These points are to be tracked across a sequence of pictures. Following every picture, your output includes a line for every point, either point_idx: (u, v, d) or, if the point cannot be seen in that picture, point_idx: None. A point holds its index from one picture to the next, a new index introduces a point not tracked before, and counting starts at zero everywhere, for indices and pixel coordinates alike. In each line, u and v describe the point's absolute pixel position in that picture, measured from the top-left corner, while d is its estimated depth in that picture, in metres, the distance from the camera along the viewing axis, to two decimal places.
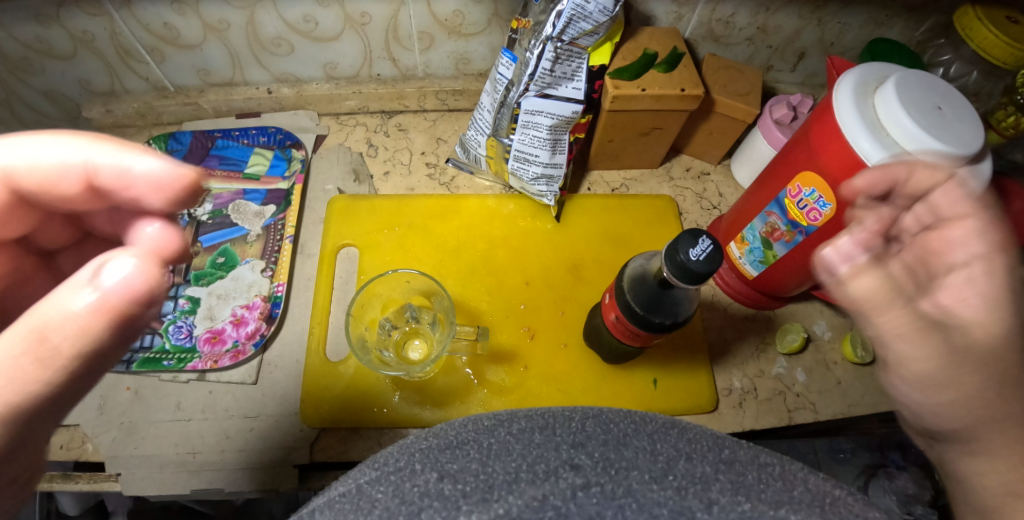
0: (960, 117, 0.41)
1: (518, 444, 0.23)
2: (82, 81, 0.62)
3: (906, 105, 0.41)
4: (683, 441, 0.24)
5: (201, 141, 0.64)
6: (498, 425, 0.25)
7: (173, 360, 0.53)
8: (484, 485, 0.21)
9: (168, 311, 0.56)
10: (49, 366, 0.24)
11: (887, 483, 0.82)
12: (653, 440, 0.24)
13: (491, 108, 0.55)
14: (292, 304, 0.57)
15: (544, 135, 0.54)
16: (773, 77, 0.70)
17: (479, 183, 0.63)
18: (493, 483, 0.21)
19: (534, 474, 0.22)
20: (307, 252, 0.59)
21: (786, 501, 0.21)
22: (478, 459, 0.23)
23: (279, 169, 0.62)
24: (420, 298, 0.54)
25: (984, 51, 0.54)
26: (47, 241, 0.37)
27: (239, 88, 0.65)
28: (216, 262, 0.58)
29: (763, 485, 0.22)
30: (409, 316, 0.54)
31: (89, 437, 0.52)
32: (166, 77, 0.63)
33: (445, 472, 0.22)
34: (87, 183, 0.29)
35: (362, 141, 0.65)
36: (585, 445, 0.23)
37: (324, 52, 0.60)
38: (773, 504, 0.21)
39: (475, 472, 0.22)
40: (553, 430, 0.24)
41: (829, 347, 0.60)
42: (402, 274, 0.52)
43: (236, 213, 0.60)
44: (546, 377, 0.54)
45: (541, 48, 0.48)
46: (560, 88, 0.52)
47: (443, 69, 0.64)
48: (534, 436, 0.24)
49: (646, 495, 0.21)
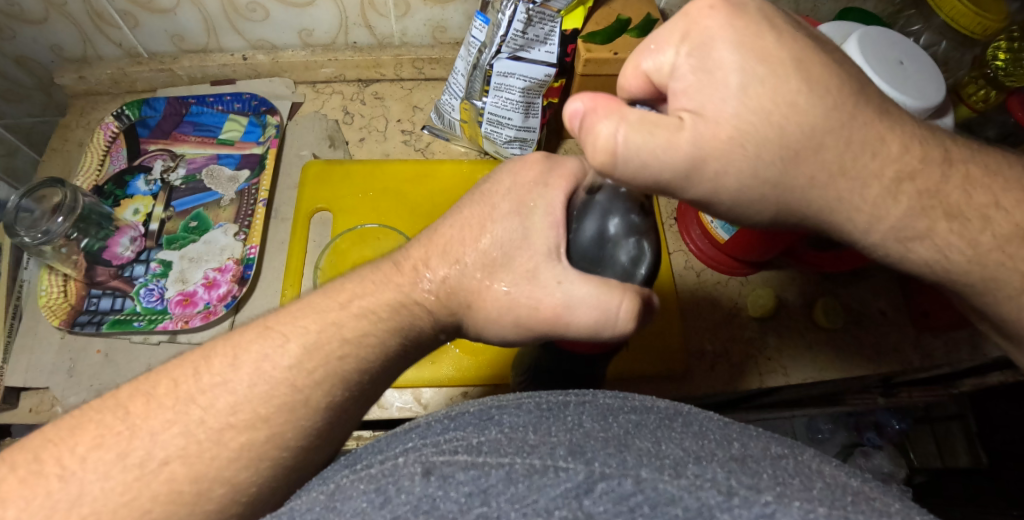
0: (924, 72, 0.42)
1: (504, 441, 0.25)
2: (54, 46, 0.62)
3: (869, 59, 0.41)
4: (677, 440, 0.25)
5: (175, 107, 0.63)
6: (484, 421, 0.28)
7: (143, 321, 0.53)
8: (480, 496, 0.22)
9: (140, 274, 0.56)
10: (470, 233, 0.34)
11: (864, 462, 0.79)
12: (649, 440, 0.25)
13: (464, 71, 0.56)
14: (264, 267, 0.57)
15: (516, 97, 0.54)
16: None
17: (453, 149, 0.64)
18: (489, 495, 0.22)
19: (532, 475, 0.22)
20: (280, 216, 0.59)
21: (809, 490, 0.22)
22: (469, 455, 0.24)
23: (254, 135, 0.62)
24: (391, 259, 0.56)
25: (954, 21, 0.54)
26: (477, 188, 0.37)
27: (214, 56, 0.64)
28: (189, 226, 0.58)
29: (781, 478, 0.23)
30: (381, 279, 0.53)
31: (58, 400, 0.52)
32: (140, 44, 0.62)
33: (429, 468, 0.24)
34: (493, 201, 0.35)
35: (338, 109, 0.65)
36: (580, 449, 0.24)
37: (300, 19, 0.59)
38: (794, 494, 0.21)
39: (470, 478, 0.23)
40: (539, 432, 0.26)
41: (800, 313, 0.61)
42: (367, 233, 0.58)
43: (209, 178, 0.60)
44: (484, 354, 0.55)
45: (513, 9, 0.48)
46: (532, 51, 0.52)
47: (419, 37, 0.63)
48: (524, 436, 0.25)
49: (655, 487, 0.21)
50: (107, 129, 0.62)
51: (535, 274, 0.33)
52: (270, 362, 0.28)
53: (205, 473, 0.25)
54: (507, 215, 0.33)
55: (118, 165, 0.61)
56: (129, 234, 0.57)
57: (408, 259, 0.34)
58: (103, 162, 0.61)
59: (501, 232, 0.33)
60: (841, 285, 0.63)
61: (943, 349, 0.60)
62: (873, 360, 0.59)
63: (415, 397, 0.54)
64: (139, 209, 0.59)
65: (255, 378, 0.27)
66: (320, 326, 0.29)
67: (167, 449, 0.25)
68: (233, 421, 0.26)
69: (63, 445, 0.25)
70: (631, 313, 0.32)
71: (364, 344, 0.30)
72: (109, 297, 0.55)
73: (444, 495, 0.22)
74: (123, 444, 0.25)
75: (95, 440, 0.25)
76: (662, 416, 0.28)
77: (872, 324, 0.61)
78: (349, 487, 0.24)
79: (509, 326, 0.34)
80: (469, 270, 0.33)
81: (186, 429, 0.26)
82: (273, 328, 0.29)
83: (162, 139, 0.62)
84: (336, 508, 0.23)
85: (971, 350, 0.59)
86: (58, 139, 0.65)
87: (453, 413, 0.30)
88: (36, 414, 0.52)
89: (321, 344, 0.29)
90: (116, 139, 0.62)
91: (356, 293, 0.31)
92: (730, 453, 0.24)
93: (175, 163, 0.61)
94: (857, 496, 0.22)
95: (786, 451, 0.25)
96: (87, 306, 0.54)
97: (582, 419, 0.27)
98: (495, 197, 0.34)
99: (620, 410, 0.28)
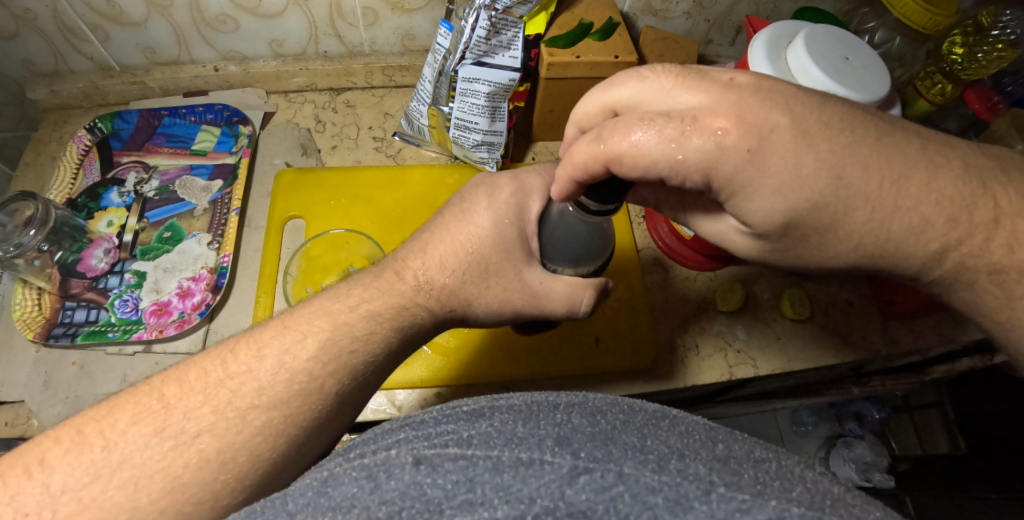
0: (865, 66, 0.45)
1: (494, 436, 0.26)
2: (25, 61, 0.62)
3: (815, 59, 0.44)
4: (663, 437, 0.26)
5: (147, 119, 0.64)
6: (477, 417, 0.29)
7: (118, 332, 0.54)
8: (467, 482, 0.23)
9: (114, 285, 0.56)
10: (464, 255, 0.39)
11: (847, 452, 0.80)
12: (636, 435, 0.26)
13: (431, 78, 0.57)
14: (239, 274, 0.57)
15: (482, 102, 0.55)
16: (714, 51, 0.71)
17: (425, 154, 0.65)
18: (477, 482, 0.23)
19: (520, 468, 0.23)
20: (254, 225, 0.60)
21: (783, 486, 0.24)
22: (458, 448, 0.25)
23: (227, 145, 0.63)
24: (361, 261, 0.57)
25: (905, 18, 0.56)
26: (472, 211, 0.41)
27: (186, 67, 0.65)
28: (163, 236, 0.58)
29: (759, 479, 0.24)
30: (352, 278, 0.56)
31: (34, 413, 0.52)
32: (111, 57, 0.63)
33: (420, 458, 0.25)
34: (488, 226, 0.40)
35: (310, 117, 0.66)
36: (567, 441, 0.25)
37: (269, 29, 0.60)
38: (764, 493, 0.23)
39: (461, 466, 0.24)
40: (529, 425, 0.27)
41: (769, 306, 0.63)
42: (339, 238, 0.58)
43: (183, 189, 0.61)
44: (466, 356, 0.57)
45: (476, 16, 0.50)
46: (496, 56, 0.53)
47: (389, 45, 0.64)
48: (514, 429, 0.26)
49: (638, 480, 0.23)
50: (80, 142, 0.62)
51: (520, 275, 0.40)
52: (290, 354, 0.33)
53: (235, 440, 0.30)
54: (492, 228, 0.40)
55: (92, 178, 0.61)
56: (103, 246, 0.58)
57: (410, 268, 0.38)
58: (76, 175, 0.61)
59: (488, 234, 0.40)
60: (809, 277, 0.65)
61: (909, 336, 0.62)
62: (841, 348, 0.62)
63: (389, 399, 0.54)
64: (113, 221, 0.59)
65: (278, 367, 0.32)
66: (332, 324, 0.34)
67: (202, 424, 0.30)
68: (257, 402, 0.31)
69: (116, 425, 0.30)
70: (590, 307, 0.42)
71: (371, 340, 0.35)
72: (83, 309, 0.55)
73: (431, 482, 0.23)
74: (165, 421, 0.30)
75: (143, 417, 0.30)
76: (651, 416, 0.29)
77: (838, 314, 0.63)
78: (340, 476, 0.26)
79: (505, 315, 0.40)
80: (469, 276, 0.39)
81: (220, 410, 0.31)
82: (291, 326, 0.34)
83: (135, 151, 0.63)
84: (326, 493, 0.25)
85: (936, 336, 0.62)
86: (31, 153, 0.65)
87: (447, 411, 0.31)
88: (10, 428, 0.52)
89: (334, 340, 0.34)
90: (89, 152, 0.62)
91: (363, 298, 0.36)
92: (714, 453, 0.26)
93: (148, 174, 0.62)
94: (836, 500, 0.23)
95: (770, 455, 0.27)
96: (62, 318, 0.55)
97: (570, 416, 0.28)
98: (478, 207, 0.41)
99: (609, 408, 0.29)
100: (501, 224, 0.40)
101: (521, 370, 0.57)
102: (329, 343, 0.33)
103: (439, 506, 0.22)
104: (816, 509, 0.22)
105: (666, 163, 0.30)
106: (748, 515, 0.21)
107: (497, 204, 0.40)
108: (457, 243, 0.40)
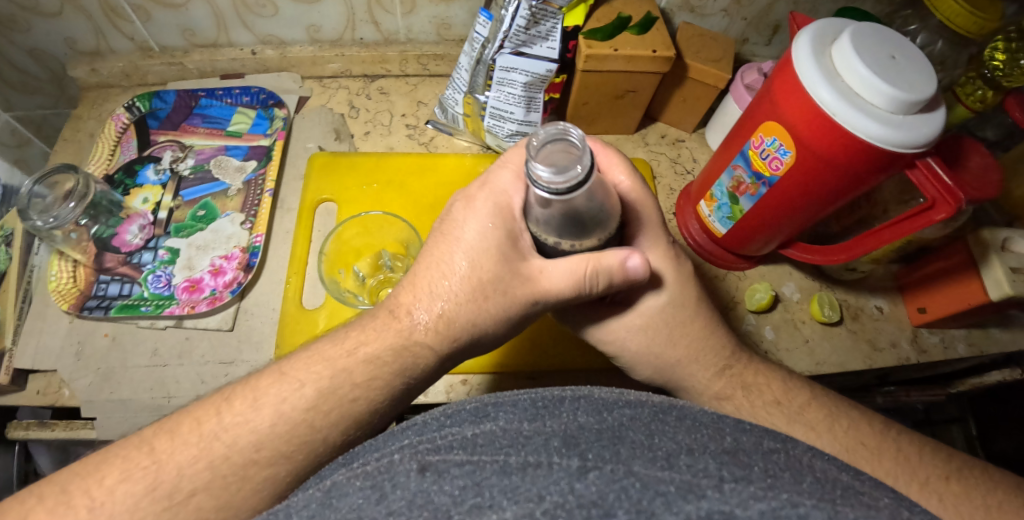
0: (914, 66, 0.43)
1: (500, 437, 0.28)
2: (68, 40, 0.63)
3: (862, 55, 0.42)
4: (671, 434, 0.28)
5: (184, 99, 0.65)
6: (481, 417, 0.30)
7: (151, 306, 0.55)
8: (474, 484, 0.25)
9: (148, 261, 0.57)
10: (452, 277, 0.37)
11: None
12: (643, 433, 0.28)
13: (468, 66, 0.57)
14: (271, 255, 0.58)
15: (518, 91, 0.56)
16: (749, 50, 0.71)
17: (457, 143, 0.65)
18: (483, 485, 0.25)
19: (526, 469, 0.25)
20: (286, 206, 0.60)
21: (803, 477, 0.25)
22: (463, 455, 0.27)
23: (261, 127, 0.64)
24: (396, 247, 0.58)
25: (949, 21, 0.55)
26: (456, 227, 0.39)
27: (224, 50, 0.65)
28: (197, 215, 0.59)
29: (765, 467, 0.25)
30: (385, 264, 0.57)
31: (66, 383, 0.53)
32: (151, 38, 0.64)
33: (425, 464, 0.26)
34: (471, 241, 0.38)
35: (344, 103, 0.67)
36: (574, 440, 0.27)
37: (308, 15, 0.61)
38: (769, 481, 0.24)
39: (466, 471, 0.25)
40: (534, 423, 0.29)
41: (798, 308, 0.64)
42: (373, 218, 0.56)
43: (217, 168, 0.61)
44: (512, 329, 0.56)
45: (516, 5, 0.49)
46: (534, 47, 0.53)
47: (424, 34, 0.65)
48: (519, 428, 0.28)
49: (648, 475, 0.24)
50: (118, 120, 0.63)
51: (517, 277, 0.37)
52: (287, 405, 0.35)
53: (230, 498, 0.33)
54: (479, 240, 0.37)
55: (128, 156, 0.62)
56: (138, 223, 0.58)
57: (403, 305, 0.38)
58: (114, 151, 0.62)
59: (475, 249, 0.37)
60: (840, 281, 0.65)
61: (938, 345, 0.63)
62: (869, 354, 0.62)
63: None
64: (148, 198, 0.60)
65: (275, 418, 0.35)
66: (331, 371, 0.36)
67: (196, 484, 0.33)
68: (256, 458, 0.34)
69: (107, 482, 0.33)
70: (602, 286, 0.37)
71: (372, 386, 0.36)
72: (117, 283, 0.56)
73: (438, 489, 0.25)
74: (157, 478, 0.33)
75: (131, 475, 0.33)
76: (656, 410, 0.30)
77: (868, 319, 0.64)
78: (346, 485, 0.27)
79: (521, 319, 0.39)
80: (467, 296, 0.37)
81: (214, 466, 0.34)
82: (287, 376, 0.36)
83: (172, 130, 0.64)
84: (333, 505, 0.26)
85: (966, 347, 0.63)
86: (69, 130, 0.66)
87: (449, 412, 0.32)
88: (43, 396, 0.53)
89: (335, 388, 0.36)
90: (126, 130, 0.63)
91: (362, 341, 0.37)
92: (722, 447, 0.27)
93: (184, 153, 0.62)
94: (846, 490, 0.25)
95: (778, 445, 0.28)
96: (96, 291, 0.56)
97: (577, 413, 0.29)
98: (462, 219, 0.39)
99: (615, 403, 0.31)
100: (480, 233, 0.38)
101: (549, 363, 0.56)
102: (329, 392, 0.35)
103: (447, 512, 0.24)
104: (831, 501, 0.24)
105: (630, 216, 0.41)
106: (762, 500, 0.23)
107: (480, 213, 0.38)
108: (446, 261, 0.38)
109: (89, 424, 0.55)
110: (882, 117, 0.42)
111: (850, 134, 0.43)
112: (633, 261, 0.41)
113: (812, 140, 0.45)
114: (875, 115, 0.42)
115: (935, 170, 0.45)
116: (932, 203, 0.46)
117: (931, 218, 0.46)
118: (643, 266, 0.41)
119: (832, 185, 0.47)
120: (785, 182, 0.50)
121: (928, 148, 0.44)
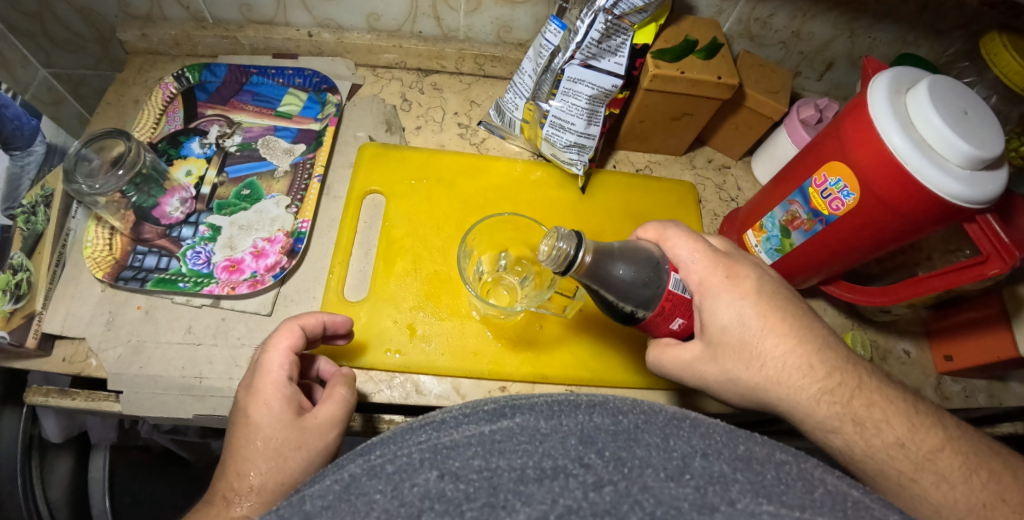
0: (985, 124, 0.43)
1: (518, 433, 0.27)
2: (121, 2, 0.61)
3: (937, 107, 0.42)
4: (686, 437, 0.27)
5: (235, 75, 0.64)
6: (498, 416, 0.28)
7: (188, 283, 0.54)
8: (489, 486, 0.24)
9: (187, 236, 0.56)
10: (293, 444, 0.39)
11: None
12: (659, 435, 0.27)
13: (533, 73, 0.56)
14: (314, 242, 0.57)
15: (583, 103, 0.55)
16: (800, 84, 0.72)
17: (508, 147, 0.66)
18: (498, 487, 0.24)
19: (541, 470, 0.25)
20: (333, 194, 0.60)
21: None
22: (479, 455, 0.26)
23: (313, 111, 0.63)
24: (516, 252, 0.57)
25: (1005, 79, 0.53)
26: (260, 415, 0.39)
27: (279, 28, 0.64)
28: (241, 193, 0.58)
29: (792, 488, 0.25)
30: (501, 265, 0.57)
31: (94, 352, 0.52)
32: (207, 9, 0.62)
33: (444, 470, 0.25)
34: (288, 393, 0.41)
35: (397, 95, 0.66)
36: (590, 440, 0.26)
37: (370, 3, 0.60)
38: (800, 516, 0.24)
39: (480, 470, 0.25)
40: (550, 421, 0.28)
41: None
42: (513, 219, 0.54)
43: (265, 148, 0.60)
44: (560, 341, 0.55)
45: (592, 18, 0.49)
46: (602, 61, 0.53)
47: (484, 34, 0.64)
48: (536, 424, 0.27)
49: (662, 491, 0.24)
50: (165, 89, 0.62)
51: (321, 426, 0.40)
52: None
53: None
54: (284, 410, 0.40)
55: (174, 126, 0.61)
56: (179, 196, 0.57)
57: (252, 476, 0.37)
58: (159, 121, 0.61)
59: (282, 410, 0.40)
60: (871, 321, 0.66)
61: (960, 394, 0.64)
62: None
63: (454, 388, 0.52)
64: (192, 171, 0.59)
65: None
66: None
67: None
68: None
69: None
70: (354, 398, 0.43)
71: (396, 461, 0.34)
72: (154, 255, 0.55)
73: (454, 486, 0.25)
74: None
75: None
76: (671, 416, 0.29)
77: (896, 362, 0.64)
78: (362, 482, 0.26)
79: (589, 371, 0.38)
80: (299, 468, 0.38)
81: None
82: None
83: (220, 105, 0.63)
84: (349, 499, 0.25)
85: (986, 398, 0.64)
86: (114, 93, 0.65)
87: (467, 409, 0.30)
88: (69, 364, 0.52)
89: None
90: (173, 100, 0.62)
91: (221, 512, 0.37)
92: (735, 453, 0.27)
93: (231, 129, 0.61)
94: (858, 503, 0.25)
95: (789, 456, 0.27)
96: (132, 262, 0.55)
97: (592, 416, 0.28)
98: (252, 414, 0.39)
99: (629, 409, 0.29)
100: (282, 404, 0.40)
101: (589, 376, 0.53)
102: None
103: (460, 508, 0.24)
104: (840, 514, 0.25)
105: (684, 259, 0.43)
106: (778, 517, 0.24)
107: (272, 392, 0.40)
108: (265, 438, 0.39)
109: (112, 396, 0.54)
110: (952, 171, 0.42)
111: (917, 185, 0.43)
112: (699, 291, 0.43)
113: (876, 183, 0.45)
114: (945, 169, 0.42)
115: (994, 227, 0.45)
116: (986, 257, 0.46)
117: (982, 272, 0.47)
118: (708, 293, 0.42)
119: (885, 229, 0.48)
120: (844, 221, 0.50)
121: (988, 205, 0.44)
